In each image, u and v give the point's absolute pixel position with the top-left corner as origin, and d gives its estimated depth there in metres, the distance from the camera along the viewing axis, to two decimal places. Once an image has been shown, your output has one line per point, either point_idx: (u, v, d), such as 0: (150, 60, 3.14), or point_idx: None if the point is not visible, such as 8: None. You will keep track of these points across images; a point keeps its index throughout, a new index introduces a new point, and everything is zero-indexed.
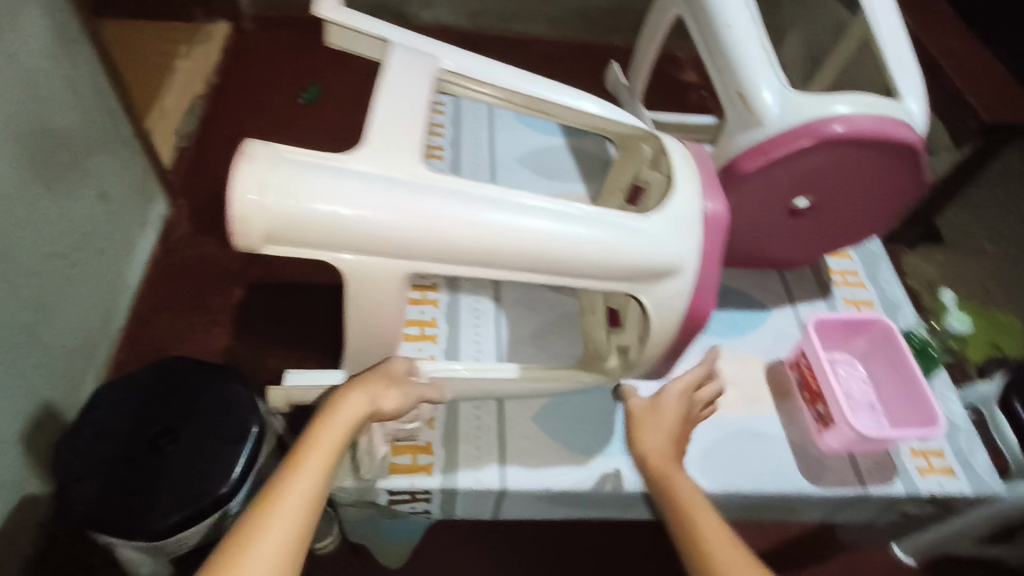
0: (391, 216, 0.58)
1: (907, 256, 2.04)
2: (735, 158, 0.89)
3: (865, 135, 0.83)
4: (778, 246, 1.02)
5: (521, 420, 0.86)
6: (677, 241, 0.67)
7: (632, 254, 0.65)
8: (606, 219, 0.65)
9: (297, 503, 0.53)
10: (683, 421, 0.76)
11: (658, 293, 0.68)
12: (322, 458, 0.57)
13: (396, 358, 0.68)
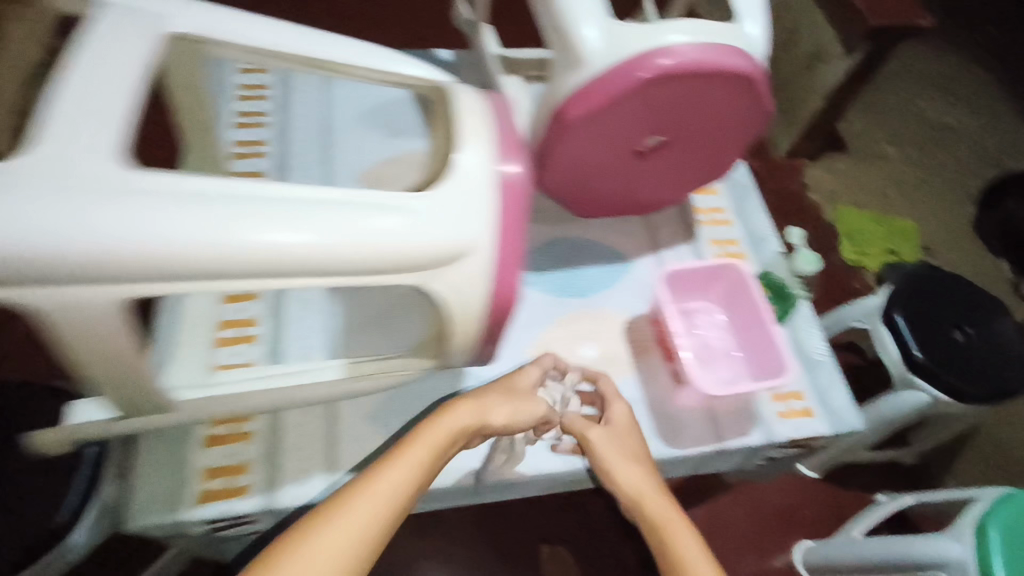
0: (71, 236, 0.46)
1: (810, 170, 1.99)
2: (559, 102, 0.78)
3: (691, 64, 0.74)
4: (635, 194, 0.94)
5: (354, 421, 0.79)
6: (459, 218, 0.58)
7: (407, 242, 0.56)
8: (369, 204, 0.56)
9: (378, 499, 0.60)
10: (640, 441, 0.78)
11: (449, 280, 0.59)
12: (422, 455, 0.65)
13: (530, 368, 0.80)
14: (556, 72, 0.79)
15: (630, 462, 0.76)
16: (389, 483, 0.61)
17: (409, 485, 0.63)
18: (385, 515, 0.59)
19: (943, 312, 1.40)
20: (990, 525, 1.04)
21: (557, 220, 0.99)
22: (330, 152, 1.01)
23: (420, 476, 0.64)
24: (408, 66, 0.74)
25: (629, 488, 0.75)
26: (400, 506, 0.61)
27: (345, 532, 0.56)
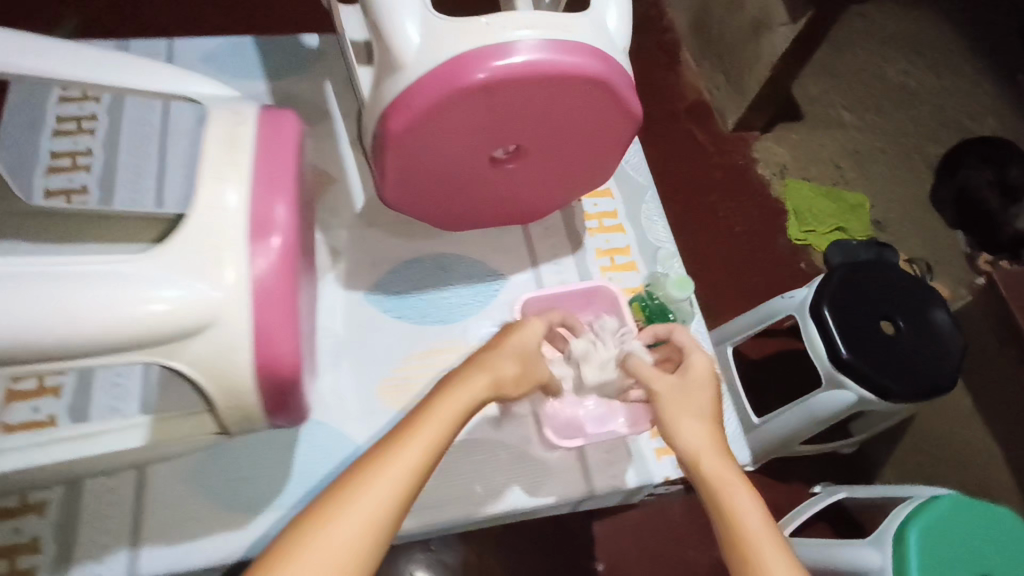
0: None
1: (759, 141, 1.76)
2: (382, 108, 0.65)
3: (528, 70, 0.62)
4: (502, 206, 0.83)
5: (169, 483, 0.70)
6: (198, 283, 0.48)
7: (124, 315, 0.45)
8: (72, 273, 0.45)
9: (391, 478, 0.52)
10: (711, 393, 0.65)
11: (197, 355, 0.49)
12: (446, 420, 0.57)
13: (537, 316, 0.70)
14: (378, 76, 0.67)
15: (694, 411, 0.63)
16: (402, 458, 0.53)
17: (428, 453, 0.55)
18: (394, 493, 0.52)
19: (872, 304, 1.31)
20: (908, 528, 1.04)
21: (421, 235, 0.88)
22: (166, 163, 0.88)
23: (438, 444, 0.56)
24: (191, 83, 0.60)
25: (687, 445, 0.61)
26: (416, 481, 0.53)
27: (353, 518, 0.50)
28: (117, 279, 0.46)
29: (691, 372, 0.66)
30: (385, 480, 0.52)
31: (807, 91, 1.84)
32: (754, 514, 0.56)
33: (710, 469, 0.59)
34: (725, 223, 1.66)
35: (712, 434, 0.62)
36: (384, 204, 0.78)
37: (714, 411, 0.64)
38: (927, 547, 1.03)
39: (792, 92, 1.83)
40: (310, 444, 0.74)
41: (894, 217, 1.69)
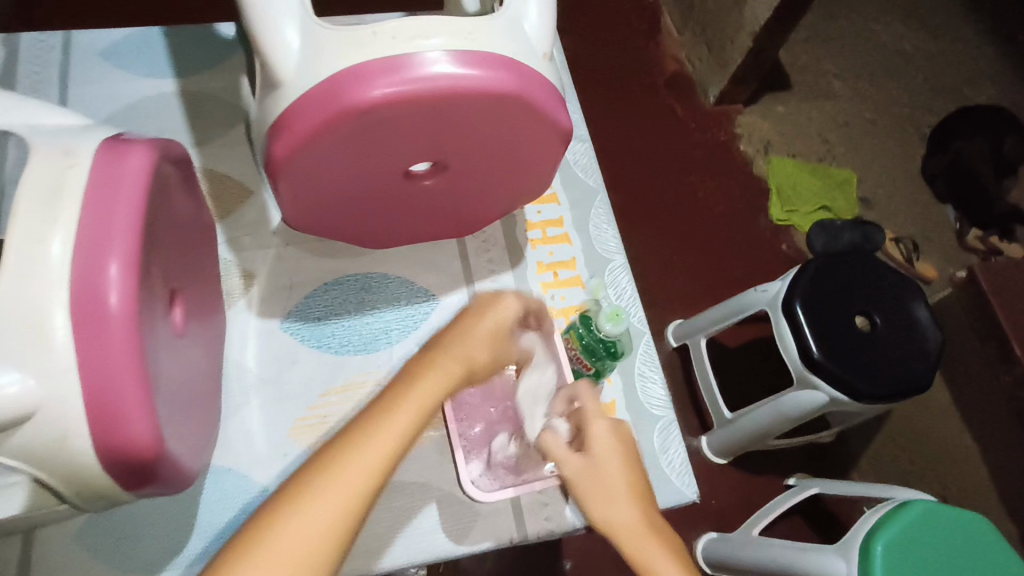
0: None
1: (743, 116, 1.54)
2: (266, 131, 0.57)
3: (423, 89, 0.53)
4: (426, 220, 0.75)
5: (55, 546, 0.64)
6: (9, 368, 0.41)
7: None
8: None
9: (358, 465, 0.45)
10: (629, 465, 0.59)
11: (21, 444, 0.43)
12: (420, 406, 0.50)
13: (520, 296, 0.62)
14: (262, 94, 0.59)
15: (613, 494, 0.57)
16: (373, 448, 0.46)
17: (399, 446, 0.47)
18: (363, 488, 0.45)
19: (848, 292, 1.02)
20: (875, 539, 0.82)
21: (344, 254, 0.81)
22: None
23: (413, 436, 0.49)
24: (33, 113, 0.50)
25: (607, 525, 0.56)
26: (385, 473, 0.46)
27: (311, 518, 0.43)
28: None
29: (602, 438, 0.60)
30: (352, 471, 0.45)
31: (796, 57, 1.63)
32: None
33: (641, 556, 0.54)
34: (703, 205, 1.44)
35: (636, 506, 0.57)
36: (290, 225, 0.70)
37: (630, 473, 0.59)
38: (896, 562, 0.81)
39: (780, 58, 1.62)
40: (217, 494, 0.68)
41: (884, 193, 1.51)
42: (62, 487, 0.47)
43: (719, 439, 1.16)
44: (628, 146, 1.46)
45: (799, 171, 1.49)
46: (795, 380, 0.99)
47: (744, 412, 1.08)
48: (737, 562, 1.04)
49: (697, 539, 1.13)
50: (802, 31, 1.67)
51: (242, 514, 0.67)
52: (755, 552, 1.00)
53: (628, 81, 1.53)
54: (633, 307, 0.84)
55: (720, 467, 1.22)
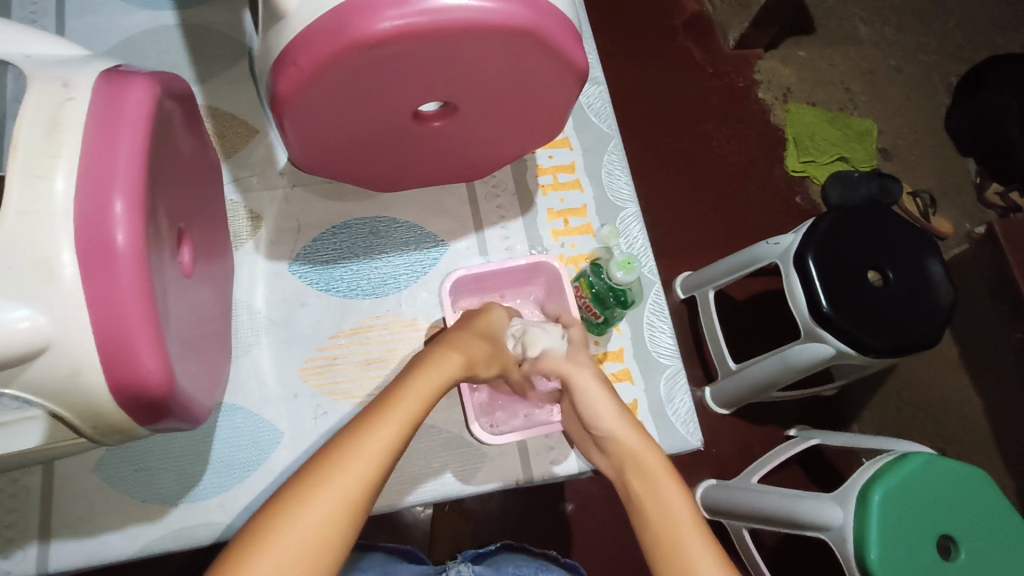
0: None
1: (761, 60, 1.48)
2: (272, 66, 0.55)
3: (435, 25, 0.50)
4: (435, 161, 0.74)
5: (75, 478, 0.66)
6: (16, 303, 0.41)
7: None
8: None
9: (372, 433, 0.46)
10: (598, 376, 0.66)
11: (32, 378, 0.44)
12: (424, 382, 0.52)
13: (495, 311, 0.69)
14: (265, 27, 0.56)
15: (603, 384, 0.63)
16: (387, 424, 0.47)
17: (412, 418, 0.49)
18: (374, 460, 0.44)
19: (862, 245, 1.00)
20: (874, 488, 0.83)
21: (350, 197, 0.80)
22: None
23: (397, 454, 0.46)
24: (29, 43, 0.49)
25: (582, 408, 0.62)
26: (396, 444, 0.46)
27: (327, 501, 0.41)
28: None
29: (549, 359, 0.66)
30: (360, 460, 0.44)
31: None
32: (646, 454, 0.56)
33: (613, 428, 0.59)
34: (717, 152, 1.41)
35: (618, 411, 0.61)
36: (298, 164, 0.69)
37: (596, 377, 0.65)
38: (892, 511, 0.82)
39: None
40: (229, 434, 0.69)
41: (904, 145, 1.47)
42: (79, 420, 0.48)
43: (721, 390, 1.17)
44: (641, 92, 1.42)
45: (818, 121, 1.44)
46: (802, 332, 0.98)
47: (750, 364, 1.08)
48: (734, 507, 1.05)
49: (700, 483, 1.15)
50: None
51: (253, 450, 0.69)
52: (754, 500, 1.01)
53: (645, 23, 1.47)
54: (644, 256, 0.83)
55: (722, 418, 1.23)
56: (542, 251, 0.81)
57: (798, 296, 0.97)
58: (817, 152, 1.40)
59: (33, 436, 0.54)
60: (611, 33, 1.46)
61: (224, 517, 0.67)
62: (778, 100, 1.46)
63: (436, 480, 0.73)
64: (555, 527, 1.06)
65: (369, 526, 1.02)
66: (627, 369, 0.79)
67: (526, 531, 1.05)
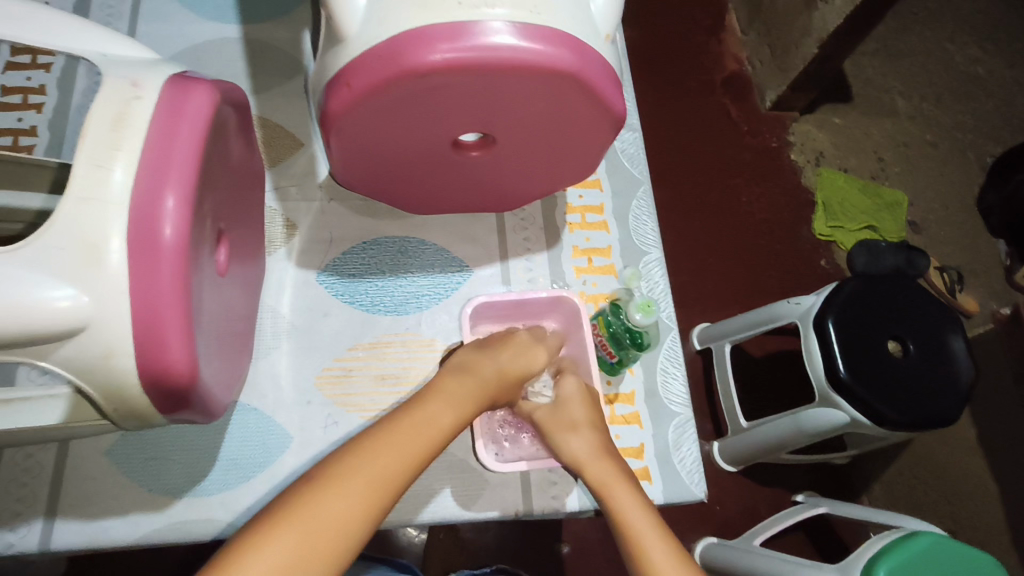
0: None
1: (794, 124, 1.51)
2: (325, 84, 0.58)
3: (485, 59, 0.53)
4: (469, 192, 0.76)
5: (88, 459, 0.67)
6: (64, 283, 0.43)
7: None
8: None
9: (398, 456, 0.52)
10: (590, 416, 0.67)
11: (70, 356, 0.46)
12: (451, 410, 0.58)
13: (523, 334, 0.69)
14: (324, 45, 0.60)
15: (587, 426, 0.66)
16: (405, 447, 0.53)
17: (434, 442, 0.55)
18: (390, 486, 0.50)
19: (884, 315, 0.99)
20: (880, 563, 0.81)
21: (383, 215, 0.82)
22: None
23: (400, 479, 0.51)
24: (105, 43, 0.52)
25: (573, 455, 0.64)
26: (413, 475, 0.52)
27: (305, 524, 0.45)
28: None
29: (565, 392, 0.68)
30: (345, 486, 0.48)
31: (862, 70, 1.59)
32: (638, 513, 0.58)
33: (597, 473, 0.62)
34: (746, 208, 1.42)
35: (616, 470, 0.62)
36: (337, 179, 0.72)
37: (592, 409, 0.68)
38: None
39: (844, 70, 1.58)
40: (245, 433, 0.71)
41: (934, 220, 1.47)
42: (109, 402, 0.49)
43: (730, 447, 1.15)
44: (676, 142, 1.45)
45: (848, 188, 1.45)
46: (817, 396, 0.97)
47: (761, 422, 1.07)
48: (732, 569, 1.03)
49: (700, 540, 1.12)
50: (872, 43, 1.61)
51: (262, 451, 0.70)
52: (753, 562, 0.99)
53: (685, 76, 1.51)
54: (663, 301, 0.83)
55: (729, 474, 1.21)
56: (563, 286, 0.82)
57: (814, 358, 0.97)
58: (844, 216, 1.41)
59: (68, 410, 0.57)
60: (652, 84, 1.49)
61: (225, 516, 0.67)
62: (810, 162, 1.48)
63: (435, 501, 0.72)
64: (547, 567, 1.04)
65: (361, 544, 1.01)
66: (637, 413, 0.77)
67: (520, 568, 1.04)
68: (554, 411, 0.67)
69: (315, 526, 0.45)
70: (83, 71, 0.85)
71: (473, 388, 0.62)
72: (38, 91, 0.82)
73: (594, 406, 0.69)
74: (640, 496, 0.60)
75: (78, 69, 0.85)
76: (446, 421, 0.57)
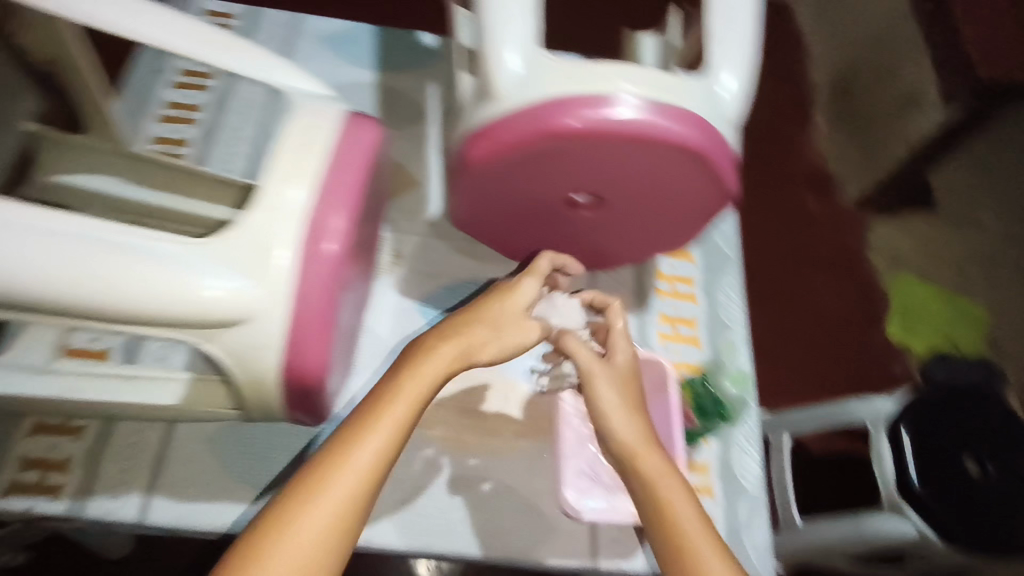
0: None
1: (876, 224, 1.51)
2: (468, 135, 0.65)
3: (615, 126, 0.59)
4: (570, 248, 0.81)
5: (191, 444, 0.73)
6: (240, 276, 0.49)
7: (182, 302, 0.48)
8: (123, 246, 0.47)
9: (357, 468, 0.50)
10: (635, 388, 0.64)
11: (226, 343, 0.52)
12: (434, 377, 0.56)
13: (524, 282, 0.63)
14: (471, 99, 0.67)
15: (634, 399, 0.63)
16: (374, 440, 0.52)
17: (401, 432, 0.53)
18: (353, 503, 0.50)
19: (960, 429, 0.95)
20: None
21: (483, 258, 0.87)
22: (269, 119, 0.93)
23: (359, 495, 0.50)
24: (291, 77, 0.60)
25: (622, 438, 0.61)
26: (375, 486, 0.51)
27: (277, 558, 0.47)
28: (159, 261, 0.48)
29: (615, 359, 0.65)
30: (311, 513, 0.49)
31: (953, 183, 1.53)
32: (692, 519, 0.58)
33: (647, 464, 0.60)
34: (822, 300, 1.42)
35: (663, 464, 0.60)
36: (451, 220, 0.78)
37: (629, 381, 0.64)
38: None
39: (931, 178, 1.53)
40: None
41: None
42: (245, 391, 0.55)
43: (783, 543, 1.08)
44: (755, 227, 1.47)
45: (927, 294, 1.43)
46: (884, 503, 0.96)
47: (821, 520, 1.02)
48: None
49: None
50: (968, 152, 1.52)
51: None
52: None
53: (772, 164, 1.54)
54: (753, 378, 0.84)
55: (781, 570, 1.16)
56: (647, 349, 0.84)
57: (887, 465, 0.95)
58: (920, 324, 1.40)
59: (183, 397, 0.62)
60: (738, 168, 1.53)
61: None
62: (891, 265, 1.47)
63: (499, 540, 0.73)
64: None
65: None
66: (708, 485, 0.77)
67: None
68: (612, 369, 0.64)
69: (308, 527, 0.48)
70: (238, 95, 0.95)
71: (472, 346, 0.59)
72: (197, 108, 0.93)
73: (636, 384, 0.65)
74: (684, 491, 0.59)
75: (235, 87, 0.96)
76: (417, 404, 0.54)
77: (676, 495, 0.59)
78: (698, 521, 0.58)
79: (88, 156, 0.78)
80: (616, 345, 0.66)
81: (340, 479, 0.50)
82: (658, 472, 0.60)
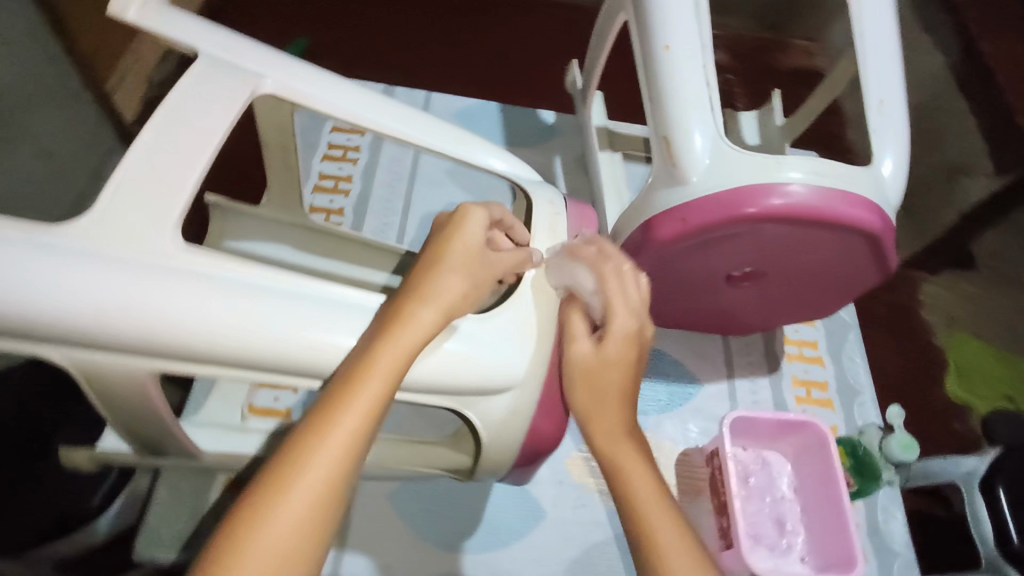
0: (149, 317, 0.46)
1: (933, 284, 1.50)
2: (652, 218, 0.72)
3: (791, 211, 0.66)
4: (709, 317, 0.87)
5: (373, 501, 0.76)
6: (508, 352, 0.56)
7: (466, 374, 0.54)
8: None
9: (327, 454, 0.43)
10: (629, 368, 0.55)
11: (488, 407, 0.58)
12: (419, 330, 0.49)
13: (472, 212, 0.55)
14: (652, 184, 0.74)
15: (619, 378, 0.55)
16: (343, 422, 0.44)
17: (378, 401, 0.46)
18: (327, 493, 0.42)
19: None
20: None
21: None
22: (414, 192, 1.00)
23: (334, 484, 0.43)
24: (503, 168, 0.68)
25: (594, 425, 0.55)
26: (348, 473, 0.44)
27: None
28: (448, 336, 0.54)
29: (609, 337, 0.55)
30: (276, 516, 0.41)
31: None
32: (663, 526, 0.49)
33: (614, 454, 0.54)
34: None
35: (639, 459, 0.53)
36: None
37: (617, 363, 0.55)
38: None
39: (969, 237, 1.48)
40: (506, 502, 0.78)
41: None
42: (493, 444, 0.61)
43: None
44: None
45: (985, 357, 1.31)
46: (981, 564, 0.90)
47: None
48: None
49: None
50: None
51: (520, 520, 0.77)
52: None
53: None
54: None
55: None
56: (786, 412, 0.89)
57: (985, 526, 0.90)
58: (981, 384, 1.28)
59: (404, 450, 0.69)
60: None
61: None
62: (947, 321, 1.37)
63: None
64: None
65: None
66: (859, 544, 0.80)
67: None
68: (596, 355, 0.55)
69: (267, 541, 0.40)
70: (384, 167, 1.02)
71: (447, 294, 0.51)
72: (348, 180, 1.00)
73: (633, 358, 0.56)
74: (660, 492, 0.51)
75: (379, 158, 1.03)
76: (401, 365, 0.48)
77: (648, 495, 0.51)
78: (662, 511, 0.50)
79: (265, 227, 0.84)
80: (614, 318, 0.55)
81: (310, 469, 0.43)
82: (631, 462, 0.53)
